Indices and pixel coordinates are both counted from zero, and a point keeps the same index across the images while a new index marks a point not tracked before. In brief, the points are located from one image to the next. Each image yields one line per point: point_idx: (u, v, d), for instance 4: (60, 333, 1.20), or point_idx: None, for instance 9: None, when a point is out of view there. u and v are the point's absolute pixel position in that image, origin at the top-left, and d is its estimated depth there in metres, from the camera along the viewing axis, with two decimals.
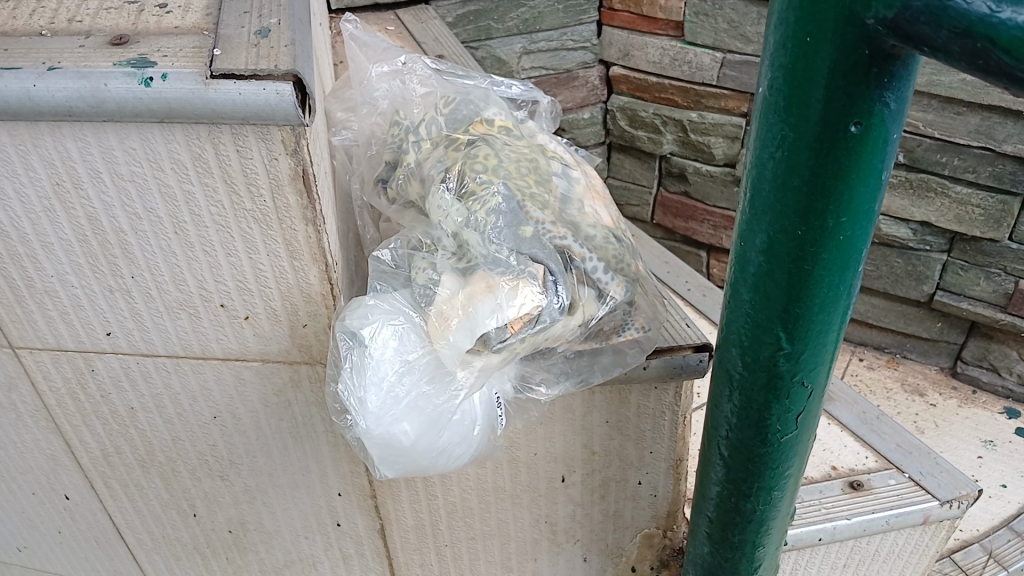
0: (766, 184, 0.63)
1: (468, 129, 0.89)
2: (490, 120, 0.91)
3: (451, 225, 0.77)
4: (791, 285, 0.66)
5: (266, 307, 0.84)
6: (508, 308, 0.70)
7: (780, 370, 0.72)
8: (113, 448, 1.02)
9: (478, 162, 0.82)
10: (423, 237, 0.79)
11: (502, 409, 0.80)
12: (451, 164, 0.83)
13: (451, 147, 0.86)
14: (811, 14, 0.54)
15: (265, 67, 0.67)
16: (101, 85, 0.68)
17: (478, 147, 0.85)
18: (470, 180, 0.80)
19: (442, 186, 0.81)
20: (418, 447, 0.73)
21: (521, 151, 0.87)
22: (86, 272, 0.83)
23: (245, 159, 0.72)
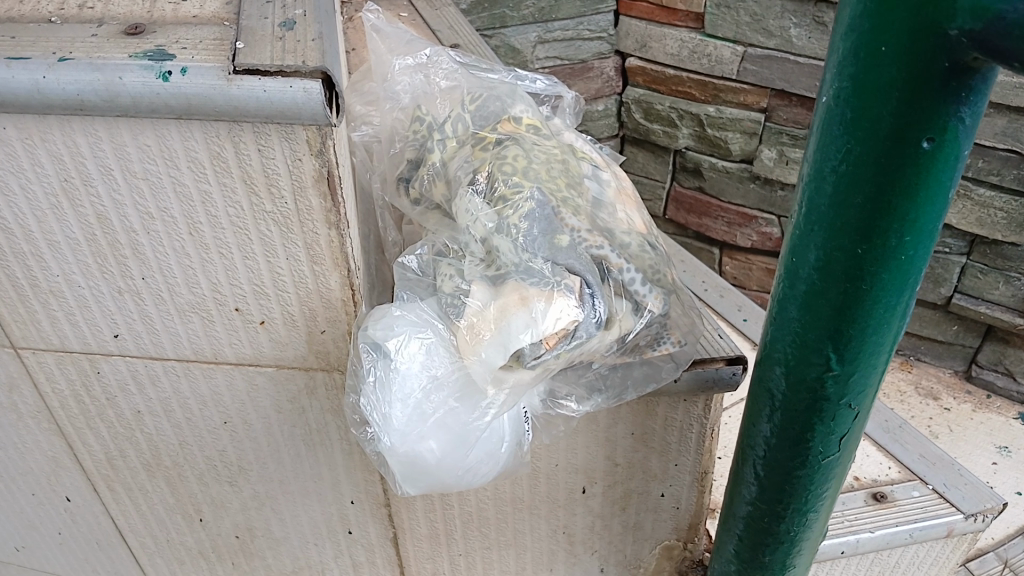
0: (822, 200, 0.60)
1: (494, 127, 0.85)
2: (517, 117, 0.87)
3: (481, 231, 0.73)
4: (844, 304, 0.63)
5: (283, 312, 0.80)
6: (544, 321, 0.66)
7: (826, 392, 0.69)
8: (117, 452, 0.99)
9: (508, 164, 0.78)
10: (452, 242, 0.75)
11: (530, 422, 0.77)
12: (480, 164, 0.79)
13: (478, 147, 0.82)
14: (884, 23, 0.50)
15: (292, 63, 0.63)
16: (115, 78, 0.64)
17: (507, 147, 0.80)
18: (500, 184, 0.76)
19: (472, 189, 0.77)
20: (443, 463, 0.71)
21: (551, 151, 0.83)
22: (94, 272, 0.79)
23: (266, 159, 0.69)
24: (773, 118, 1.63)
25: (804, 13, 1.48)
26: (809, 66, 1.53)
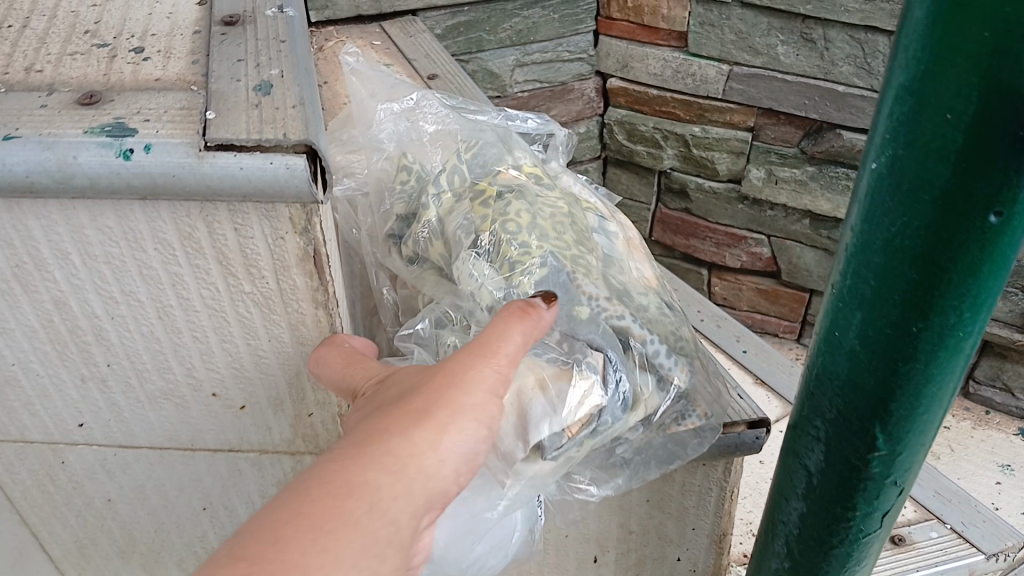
0: (869, 273, 0.54)
1: (492, 178, 0.78)
2: (516, 166, 0.80)
3: (489, 298, 0.67)
4: (893, 383, 0.57)
5: (266, 395, 0.73)
6: (564, 409, 0.60)
7: (871, 472, 0.63)
8: (88, 539, 0.91)
9: (511, 223, 0.71)
10: (461, 313, 0.69)
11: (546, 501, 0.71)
12: (480, 223, 0.72)
13: (477, 203, 0.75)
14: (944, 94, 0.44)
15: (272, 136, 0.57)
16: (69, 158, 0.56)
17: (509, 203, 0.74)
18: (505, 246, 0.70)
19: (475, 253, 0.70)
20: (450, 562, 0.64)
21: (555, 203, 0.76)
22: (53, 360, 0.72)
23: (244, 239, 0.62)
24: (760, 137, 1.59)
25: (792, 30, 1.43)
26: (798, 83, 1.48)
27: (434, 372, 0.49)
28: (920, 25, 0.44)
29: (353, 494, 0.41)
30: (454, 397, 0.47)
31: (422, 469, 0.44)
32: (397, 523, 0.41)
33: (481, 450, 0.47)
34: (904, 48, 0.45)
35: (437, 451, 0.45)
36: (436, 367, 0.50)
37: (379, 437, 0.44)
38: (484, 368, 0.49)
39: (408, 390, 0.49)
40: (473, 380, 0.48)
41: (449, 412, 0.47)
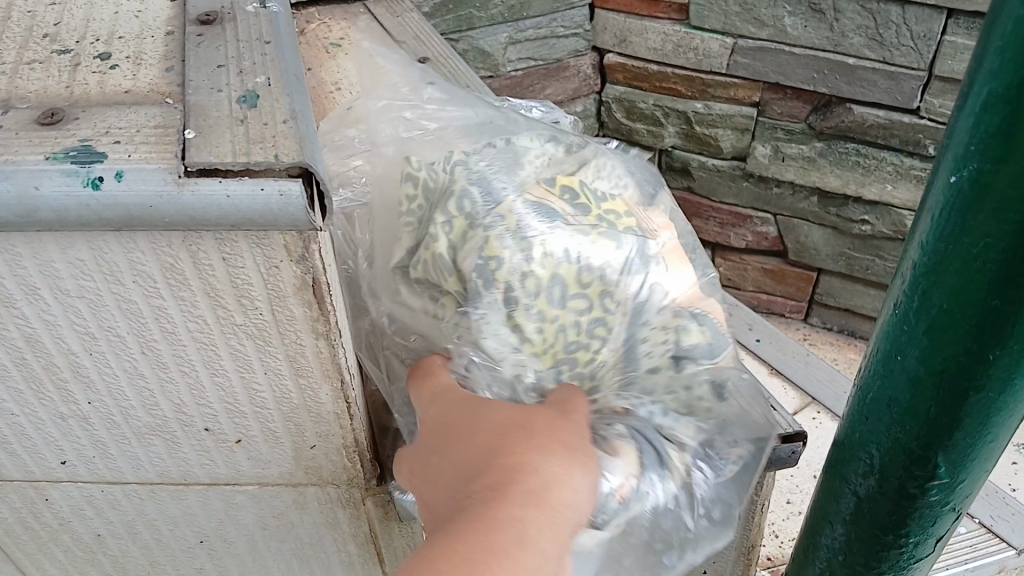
0: (940, 298, 0.48)
1: (516, 199, 0.67)
2: (549, 181, 0.69)
3: (507, 369, 0.62)
4: (960, 411, 0.52)
5: (263, 429, 0.67)
6: (612, 473, 0.55)
7: (929, 501, 0.58)
8: (78, 574, 0.85)
9: (530, 283, 0.63)
10: (478, 359, 0.63)
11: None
12: (495, 269, 0.63)
13: (493, 235, 0.64)
14: None
15: (260, 158, 0.50)
16: (31, 189, 0.50)
17: (532, 244, 0.64)
18: (521, 318, 0.62)
19: (488, 305, 0.63)
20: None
21: (586, 238, 0.65)
22: (28, 398, 0.65)
23: (233, 268, 0.55)
24: (766, 113, 1.52)
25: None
26: (806, 56, 1.41)
27: (537, 431, 0.52)
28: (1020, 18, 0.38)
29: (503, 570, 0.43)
30: (564, 459, 0.50)
31: (555, 533, 0.46)
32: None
33: (597, 498, 0.51)
34: (995, 46, 0.39)
35: (564, 511, 0.47)
36: (539, 426, 0.52)
37: (510, 503, 0.46)
38: (578, 417, 0.54)
39: (511, 444, 0.51)
40: (576, 435, 0.52)
41: (563, 474, 0.49)
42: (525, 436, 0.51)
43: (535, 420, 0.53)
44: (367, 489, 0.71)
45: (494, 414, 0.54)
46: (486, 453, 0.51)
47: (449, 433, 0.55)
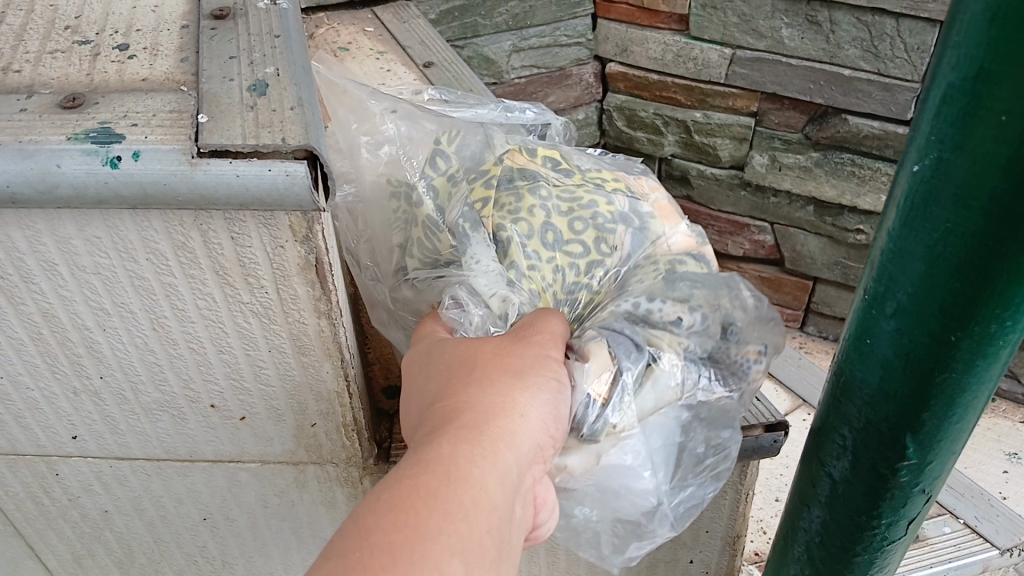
0: (912, 278, 0.51)
1: (503, 159, 0.71)
2: (530, 150, 0.73)
3: (497, 304, 0.63)
4: (928, 393, 0.55)
5: (266, 406, 0.70)
6: (584, 379, 0.57)
7: (899, 482, 0.61)
8: (84, 551, 0.88)
9: (523, 225, 0.66)
10: (473, 296, 0.63)
11: (727, 463, 0.66)
12: (486, 216, 0.67)
13: (478, 184, 0.69)
14: (997, 91, 0.42)
15: (270, 141, 0.53)
16: (52, 167, 0.53)
17: (520, 196, 0.68)
18: (516, 255, 0.65)
19: (479, 245, 0.65)
20: (610, 541, 0.66)
21: (575, 193, 0.69)
22: (43, 372, 0.68)
23: (241, 247, 0.58)
24: (764, 122, 1.55)
25: (797, 12, 1.39)
26: (803, 67, 1.44)
27: (481, 361, 0.54)
28: (976, 18, 0.41)
29: (456, 481, 0.44)
30: (511, 383, 0.52)
31: (507, 448, 0.48)
32: (501, 500, 0.46)
33: (556, 413, 0.53)
34: (954, 45, 0.43)
35: (513, 430, 0.49)
36: (485, 358, 0.54)
37: (456, 426, 0.48)
38: (532, 338, 0.56)
39: (458, 381, 0.53)
40: (524, 359, 0.54)
41: (510, 397, 0.51)
42: (472, 369, 0.53)
43: (480, 353, 0.54)
44: (362, 467, 0.75)
45: (444, 355, 0.56)
46: (436, 395, 0.53)
47: (410, 386, 0.57)
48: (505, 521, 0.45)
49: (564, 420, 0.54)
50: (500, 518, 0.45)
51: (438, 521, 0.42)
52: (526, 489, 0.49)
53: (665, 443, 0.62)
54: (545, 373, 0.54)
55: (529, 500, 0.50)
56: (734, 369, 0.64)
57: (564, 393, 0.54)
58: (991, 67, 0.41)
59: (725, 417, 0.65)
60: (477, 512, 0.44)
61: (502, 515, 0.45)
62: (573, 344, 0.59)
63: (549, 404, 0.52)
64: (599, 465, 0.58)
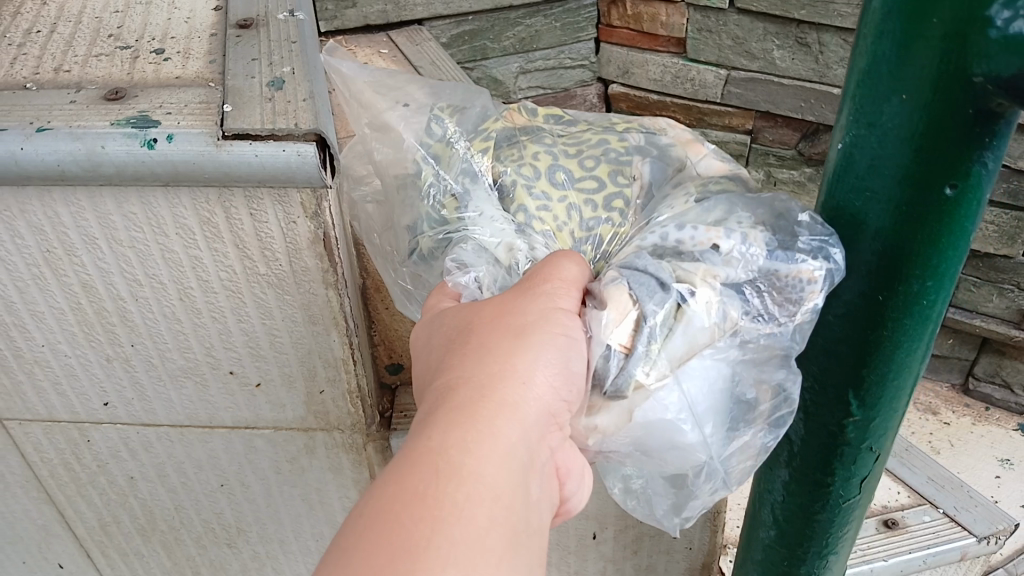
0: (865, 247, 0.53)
1: (501, 118, 0.71)
2: (530, 108, 0.72)
3: (504, 253, 0.61)
4: (865, 353, 0.59)
5: (280, 373, 0.78)
6: (603, 330, 0.53)
7: (847, 438, 0.66)
8: (111, 518, 0.96)
9: (528, 169, 0.65)
10: (482, 252, 0.61)
11: (789, 408, 0.58)
12: (489, 166, 0.66)
13: (478, 138, 0.68)
14: (897, 74, 0.46)
15: (284, 125, 0.61)
16: (97, 147, 0.61)
17: (522, 146, 0.67)
18: (523, 198, 0.64)
19: (482, 197, 0.64)
20: (668, 494, 0.62)
21: (582, 137, 0.67)
22: (80, 341, 0.77)
23: (259, 222, 0.66)
24: (759, 140, 1.62)
25: (788, 34, 1.47)
26: (794, 86, 1.51)
27: (482, 326, 0.52)
28: (874, 14, 0.45)
29: (455, 468, 0.43)
30: (511, 346, 0.50)
31: (511, 420, 0.47)
32: (509, 478, 0.44)
33: (566, 371, 0.51)
34: (864, 34, 0.47)
35: (516, 398, 0.48)
36: (483, 325, 0.52)
37: (453, 405, 0.47)
38: (533, 293, 0.53)
39: (457, 355, 0.51)
40: (524, 318, 0.52)
41: (510, 363, 0.49)
42: (471, 340, 0.51)
43: (480, 317, 0.53)
44: (367, 435, 0.83)
45: (445, 328, 0.55)
46: (437, 371, 0.51)
47: (420, 363, 0.56)
48: (516, 500, 0.44)
49: (577, 377, 0.51)
50: (511, 498, 0.44)
51: (439, 517, 0.41)
52: (540, 457, 0.48)
53: (714, 389, 0.55)
54: (549, 328, 0.51)
55: (545, 467, 0.49)
56: (785, 292, 0.55)
57: (573, 348, 0.52)
58: (893, 50, 0.45)
59: (777, 356, 0.56)
60: (482, 500, 0.42)
61: (512, 494, 0.44)
62: (591, 287, 0.56)
63: (556, 363, 0.50)
64: (633, 421, 0.53)
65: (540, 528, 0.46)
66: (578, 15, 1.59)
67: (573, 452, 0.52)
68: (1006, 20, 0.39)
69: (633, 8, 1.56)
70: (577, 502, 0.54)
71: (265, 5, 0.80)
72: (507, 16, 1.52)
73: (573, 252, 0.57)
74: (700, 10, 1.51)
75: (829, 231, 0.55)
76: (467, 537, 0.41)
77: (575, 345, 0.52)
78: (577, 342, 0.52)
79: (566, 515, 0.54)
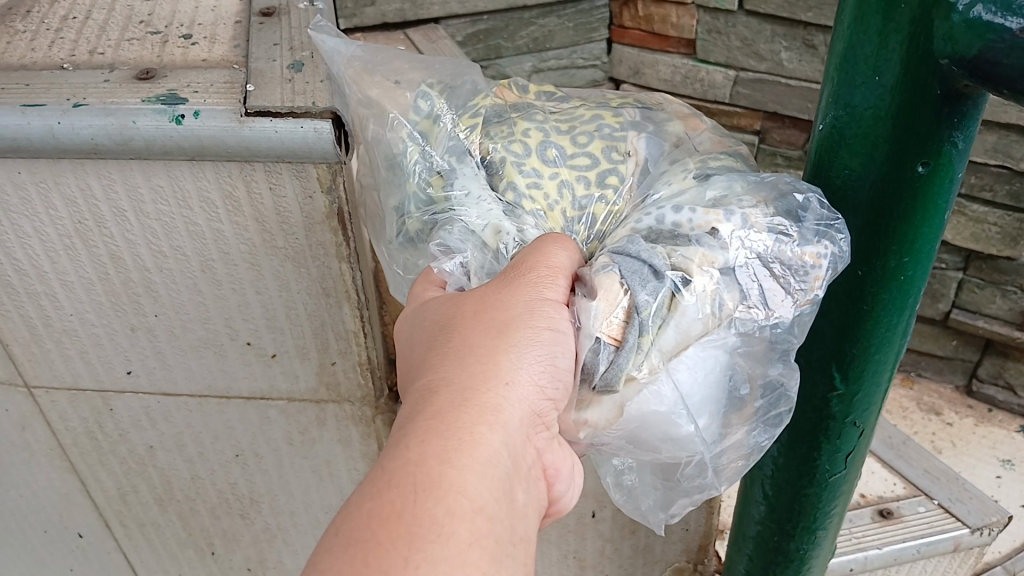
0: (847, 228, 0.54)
1: (490, 95, 0.70)
2: (521, 86, 0.72)
3: (490, 235, 0.59)
4: (846, 325, 0.58)
5: (296, 344, 0.81)
6: (591, 322, 0.51)
7: (831, 411, 0.64)
8: (130, 487, 1.00)
9: (518, 146, 0.63)
10: (468, 235, 0.59)
11: (785, 407, 0.59)
12: (478, 143, 0.64)
13: (466, 115, 0.67)
14: (872, 54, 0.48)
15: (303, 104, 0.66)
16: (129, 122, 0.66)
17: (512, 123, 0.65)
18: (513, 175, 0.62)
19: (470, 175, 0.62)
20: (656, 490, 0.63)
21: (574, 113, 0.66)
22: (107, 310, 0.81)
23: (278, 197, 0.70)
24: (766, 140, 1.65)
25: (795, 36, 1.49)
26: (801, 88, 1.54)
27: (461, 322, 0.51)
28: (851, 2, 0.48)
29: (436, 483, 0.42)
30: (494, 344, 0.49)
31: (494, 425, 0.46)
32: (493, 489, 0.44)
33: (551, 369, 0.49)
34: (843, 18, 0.49)
35: (499, 401, 0.47)
36: (464, 320, 0.51)
37: (434, 411, 0.46)
38: (517, 283, 0.52)
39: (439, 354, 0.50)
40: (508, 313, 0.50)
41: (493, 363, 0.48)
42: (453, 338, 0.50)
43: (461, 311, 0.52)
44: (375, 407, 0.86)
45: (428, 322, 0.54)
46: (419, 370, 0.50)
47: (404, 357, 0.55)
48: (501, 511, 0.44)
49: (564, 373, 0.50)
50: (496, 509, 0.43)
51: (419, 538, 0.40)
52: (526, 460, 0.47)
53: (709, 380, 0.53)
54: (534, 323, 0.50)
55: (532, 469, 0.48)
56: (793, 274, 0.55)
57: (560, 343, 0.50)
58: (869, 33, 0.47)
59: (776, 350, 0.56)
60: (465, 515, 0.42)
61: (497, 505, 0.43)
62: (581, 274, 0.54)
63: (541, 361, 0.49)
64: (624, 416, 0.52)
65: (528, 535, 0.46)
66: (591, 15, 1.60)
67: (563, 452, 0.51)
68: (966, 5, 0.41)
69: (644, 9, 1.59)
70: (567, 501, 0.53)
71: None
72: (521, 16, 1.52)
73: (564, 236, 0.56)
74: (710, 12, 1.54)
75: (835, 214, 0.54)
76: (448, 557, 0.40)
77: (562, 340, 0.50)
78: (564, 336, 0.51)
79: (558, 512, 0.54)
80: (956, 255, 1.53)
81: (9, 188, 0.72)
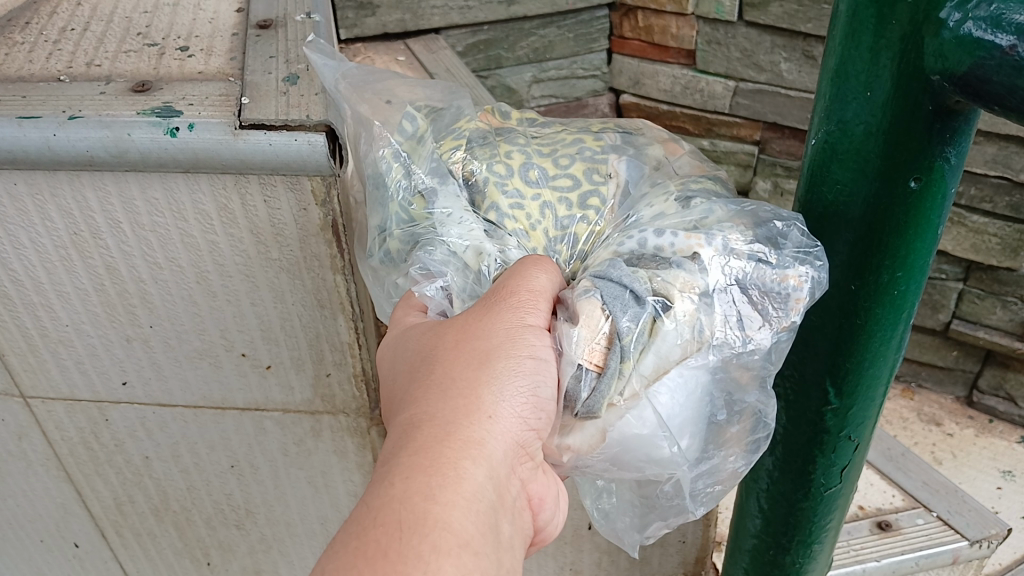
0: (840, 246, 0.54)
1: (474, 118, 0.69)
2: (504, 111, 0.72)
3: (472, 257, 0.59)
4: (840, 339, 0.58)
5: (291, 356, 0.82)
6: (572, 349, 0.51)
7: (825, 426, 0.63)
8: (126, 498, 1.00)
9: (501, 166, 0.63)
10: (449, 258, 0.59)
11: (764, 433, 0.58)
12: (461, 163, 0.64)
13: (449, 138, 0.66)
14: (867, 68, 0.47)
15: (297, 117, 0.66)
16: (125, 135, 0.66)
17: (495, 145, 0.65)
18: (496, 196, 0.62)
19: (452, 195, 0.62)
20: (633, 509, 0.64)
21: (556, 138, 0.66)
22: (102, 321, 0.81)
23: (273, 210, 0.70)
24: (766, 151, 1.64)
25: (795, 47, 1.49)
26: (800, 99, 1.54)
27: (443, 354, 0.51)
28: (844, 17, 0.47)
29: (421, 520, 0.42)
30: (476, 376, 0.49)
31: (478, 458, 0.46)
32: (477, 523, 0.44)
33: (533, 399, 0.49)
34: (838, 35, 0.48)
35: (482, 434, 0.47)
36: (447, 351, 0.51)
37: (417, 446, 0.46)
38: (498, 311, 0.52)
39: (422, 388, 0.50)
40: (489, 342, 0.50)
41: (475, 396, 0.48)
42: (436, 370, 0.50)
43: (444, 341, 0.52)
44: (370, 419, 0.86)
45: (411, 354, 0.54)
46: (402, 404, 0.50)
47: (389, 387, 0.55)
48: (487, 545, 0.44)
49: (547, 403, 0.50)
50: (481, 543, 0.43)
51: None
52: (509, 491, 0.47)
53: (690, 402, 0.53)
54: (515, 353, 0.50)
55: (516, 500, 0.48)
56: (772, 299, 0.55)
57: (542, 371, 0.50)
58: (862, 48, 0.47)
59: (756, 377, 0.56)
60: (448, 550, 0.42)
61: (482, 539, 0.44)
62: (562, 297, 0.54)
63: (523, 391, 0.49)
64: (607, 441, 0.52)
65: (514, 567, 0.46)
66: (591, 25, 1.60)
67: (547, 480, 0.51)
68: (957, 21, 0.41)
69: (644, 19, 1.58)
70: (552, 529, 0.53)
71: (284, 8, 0.86)
72: (522, 26, 1.52)
73: (545, 257, 0.55)
74: (709, 23, 1.54)
75: (815, 241, 0.55)
76: None
77: (543, 368, 0.50)
78: (546, 364, 0.51)
79: (544, 540, 0.54)
80: (956, 265, 1.52)
81: (5, 200, 0.72)
